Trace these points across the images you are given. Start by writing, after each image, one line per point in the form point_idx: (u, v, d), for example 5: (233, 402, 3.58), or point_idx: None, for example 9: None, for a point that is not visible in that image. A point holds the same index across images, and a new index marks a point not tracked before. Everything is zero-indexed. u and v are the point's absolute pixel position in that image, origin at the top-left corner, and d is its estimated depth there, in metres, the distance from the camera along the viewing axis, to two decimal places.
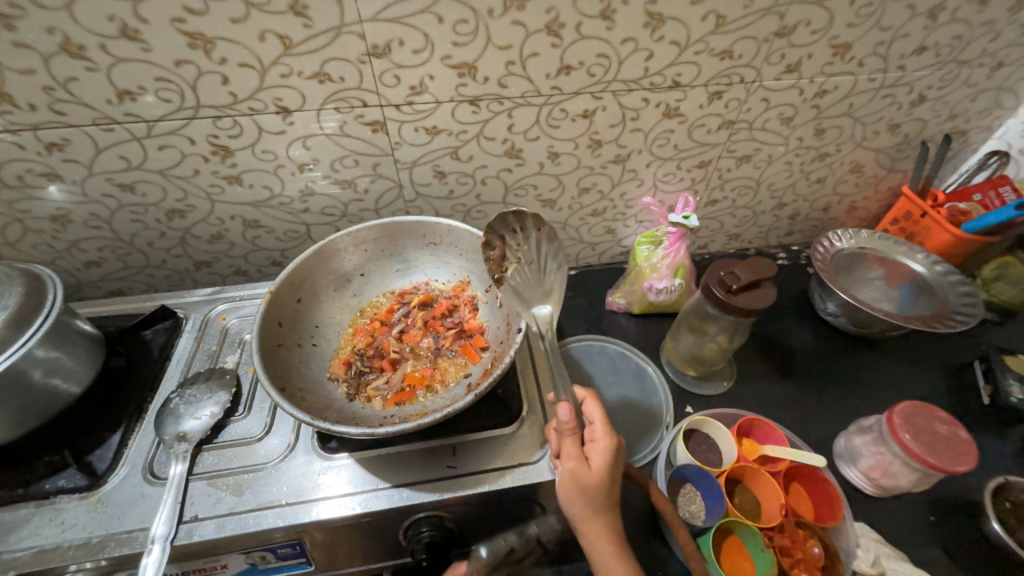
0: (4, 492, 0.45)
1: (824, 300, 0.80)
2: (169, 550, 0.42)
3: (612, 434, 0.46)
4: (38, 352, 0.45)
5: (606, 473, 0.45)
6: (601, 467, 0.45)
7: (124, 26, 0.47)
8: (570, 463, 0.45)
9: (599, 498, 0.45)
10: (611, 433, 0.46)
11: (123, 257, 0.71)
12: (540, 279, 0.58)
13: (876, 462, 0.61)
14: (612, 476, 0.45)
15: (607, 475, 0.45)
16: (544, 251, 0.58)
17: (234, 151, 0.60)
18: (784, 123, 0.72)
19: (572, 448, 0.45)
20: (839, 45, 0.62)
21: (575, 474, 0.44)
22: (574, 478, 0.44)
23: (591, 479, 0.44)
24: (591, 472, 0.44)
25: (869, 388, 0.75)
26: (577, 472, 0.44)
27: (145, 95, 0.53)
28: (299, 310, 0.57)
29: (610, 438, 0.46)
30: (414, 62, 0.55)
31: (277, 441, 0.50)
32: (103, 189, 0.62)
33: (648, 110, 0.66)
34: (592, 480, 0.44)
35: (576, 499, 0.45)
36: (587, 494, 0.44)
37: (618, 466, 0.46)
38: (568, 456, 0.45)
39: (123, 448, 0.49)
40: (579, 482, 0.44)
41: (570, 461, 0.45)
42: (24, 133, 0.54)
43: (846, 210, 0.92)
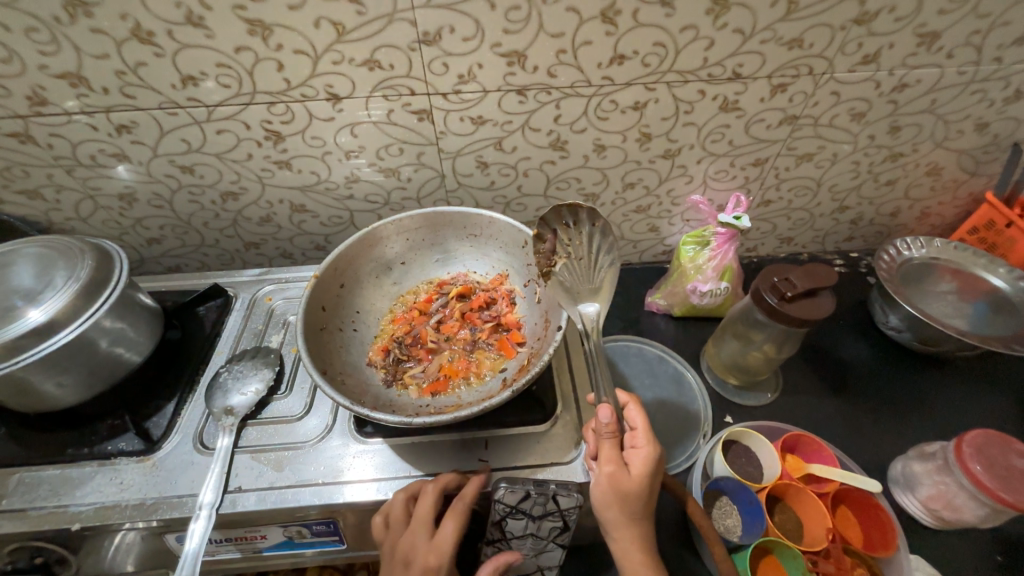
0: (72, 450, 0.49)
1: (886, 313, 0.74)
2: (215, 517, 0.44)
3: (654, 442, 0.45)
4: (105, 323, 0.47)
5: (647, 480, 0.43)
6: (641, 475, 0.43)
7: (190, 12, 0.49)
8: (609, 465, 0.43)
9: (637, 505, 0.43)
10: (653, 441, 0.45)
11: (181, 236, 0.75)
12: (590, 273, 0.57)
13: (937, 492, 0.57)
14: (651, 485, 0.44)
15: (648, 483, 0.43)
16: (597, 245, 0.58)
17: (285, 136, 0.62)
18: (854, 119, 0.66)
19: (611, 452, 0.44)
20: (926, 34, 0.57)
21: (613, 479, 0.43)
22: (611, 483, 0.43)
23: (630, 485, 0.43)
24: (630, 478, 0.43)
25: (933, 410, 0.69)
26: (616, 477, 0.43)
27: (206, 81, 0.55)
28: (342, 294, 0.58)
29: (652, 447, 0.45)
30: (463, 49, 0.54)
31: (316, 422, 0.52)
32: (165, 170, 0.65)
33: (703, 103, 0.62)
34: (631, 486, 0.43)
35: (609, 503, 0.43)
36: (624, 500, 0.43)
37: (658, 477, 0.45)
38: (607, 460, 0.44)
39: (176, 417, 0.52)
40: (617, 488, 0.43)
41: (609, 465, 0.43)
42: (98, 115, 0.58)
43: (918, 216, 0.84)
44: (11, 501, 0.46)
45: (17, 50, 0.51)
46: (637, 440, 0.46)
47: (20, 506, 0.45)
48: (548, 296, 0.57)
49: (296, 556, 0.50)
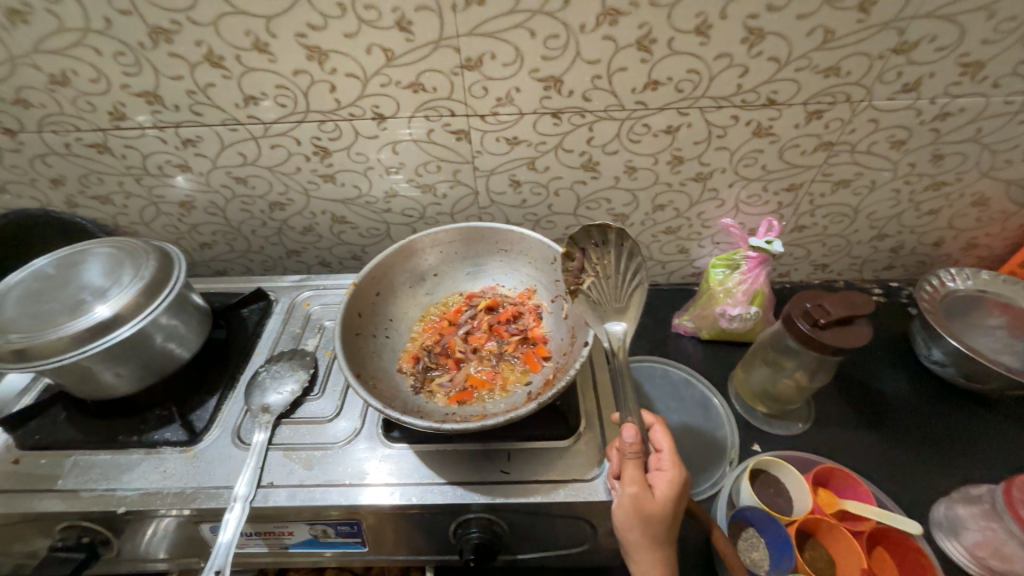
0: (123, 437, 0.52)
1: (928, 346, 0.71)
2: (248, 509, 0.46)
3: (680, 466, 0.45)
4: (162, 319, 0.51)
5: (671, 503, 0.43)
6: (665, 498, 0.43)
7: (257, 39, 0.54)
8: (633, 484, 0.43)
9: (662, 526, 0.43)
10: (679, 464, 0.45)
11: (230, 242, 0.80)
12: (617, 290, 0.58)
13: (985, 539, 0.53)
14: (674, 509, 0.44)
15: (672, 507, 0.43)
16: (624, 266, 0.58)
17: (332, 152, 0.66)
18: (893, 147, 0.66)
19: (637, 471, 0.44)
20: (969, 64, 0.56)
21: (638, 497, 0.42)
22: (636, 502, 0.42)
23: (655, 507, 0.43)
24: (655, 500, 0.43)
25: (981, 452, 0.65)
26: (640, 498, 0.43)
27: (265, 100, 0.60)
28: (377, 302, 0.60)
29: (678, 470, 0.45)
30: (503, 74, 0.57)
31: (345, 424, 0.54)
32: (222, 181, 0.70)
33: (736, 128, 0.63)
34: (656, 509, 0.43)
35: (632, 524, 0.43)
36: (648, 524, 0.42)
37: (683, 502, 0.45)
38: (632, 477, 0.43)
39: (217, 411, 0.55)
40: (642, 509, 0.42)
41: (635, 484, 0.43)
42: (168, 130, 0.63)
43: (963, 247, 0.81)
44: (66, 482, 0.49)
45: (106, 71, 0.57)
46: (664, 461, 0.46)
47: (74, 487, 0.48)
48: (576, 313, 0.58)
49: (318, 555, 0.51)
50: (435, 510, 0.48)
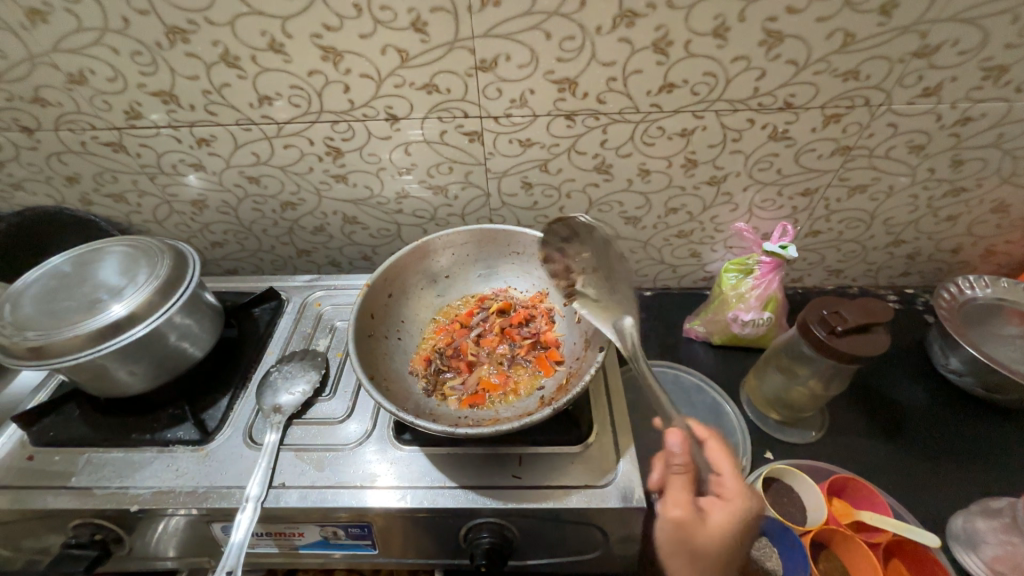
0: (136, 435, 0.52)
1: (945, 354, 0.70)
2: (259, 510, 0.46)
3: (733, 492, 0.46)
4: (175, 318, 0.51)
5: (722, 534, 0.44)
6: (714, 523, 0.44)
7: (272, 40, 0.54)
8: (678, 509, 0.45)
9: (712, 555, 0.44)
10: (732, 489, 0.46)
11: (242, 241, 0.80)
12: (611, 282, 0.58)
13: (1004, 553, 0.53)
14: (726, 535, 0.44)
15: (724, 538, 0.44)
16: (600, 250, 0.59)
17: (345, 153, 0.66)
18: (912, 152, 0.65)
19: (682, 496, 0.45)
20: (992, 68, 0.55)
21: (682, 523, 0.45)
22: (680, 527, 0.45)
23: (702, 535, 0.44)
24: (703, 528, 0.45)
25: (1000, 464, 0.64)
26: (684, 517, 0.45)
27: (279, 100, 0.60)
28: (390, 303, 0.60)
29: (733, 497, 0.45)
30: (517, 76, 0.57)
31: (356, 426, 0.53)
32: (235, 181, 0.70)
33: (752, 131, 0.62)
34: (702, 538, 0.44)
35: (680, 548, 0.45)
36: (695, 551, 0.44)
37: (742, 533, 0.45)
38: (675, 503, 0.45)
39: (229, 411, 0.55)
40: (685, 527, 0.44)
41: (679, 509, 0.45)
42: (183, 129, 0.64)
43: (982, 254, 0.79)
44: (79, 479, 0.49)
45: (122, 71, 0.57)
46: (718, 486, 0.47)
47: (87, 485, 0.49)
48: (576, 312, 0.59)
49: (328, 557, 0.51)
50: (445, 514, 0.47)
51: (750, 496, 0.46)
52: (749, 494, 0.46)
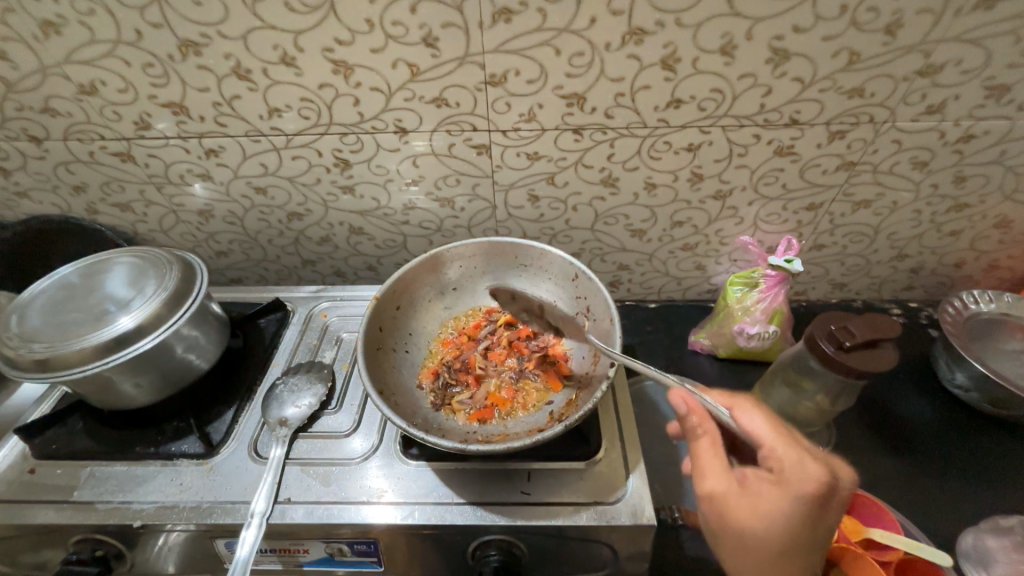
0: (140, 449, 0.51)
1: (951, 369, 0.70)
2: (265, 527, 0.45)
3: (779, 455, 0.41)
4: (183, 330, 0.51)
5: (776, 511, 0.38)
6: (751, 488, 0.40)
7: (284, 53, 0.55)
8: (717, 483, 0.41)
9: (767, 538, 0.39)
10: (778, 452, 0.41)
11: (246, 251, 0.80)
12: (582, 285, 0.60)
13: (1017, 570, 0.53)
14: (772, 505, 0.39)
15: (776, 511, 0.39)
16: (548, 262, 0.63)
17: (353, 164, 0.66)
18: (916, 168, 0.65)
19: (720, 467, 0.42)
20: (995, 87, 0.56)
21: (723, 498, 0.40)
22: (721, 503, 0.40)
23: (750, 511, 0.39)
24: (747, 502, 0.40)
25: (1008, 481, 0.63)
26: (719, 485, 0.41)
27: (289, 112, 0.60)
28: (397, 316, 0.60)
29: (778, 462, 0.40)
30: (526, 91, 0.58)
31: (362, 441, 0.53)
32: (242, 191, 0.70)
33: (758, 146, 0.63)
34: (750, 514, 0.39)
35: (727, 530, 0.40)
36: (744, 531, 0.39)
37: (803, 511, 0.38)
38: (714, 475, 0.41)
39: (234, 423, 0.54)
40: (722, 497, 0.40)
41: (719, 481, 0.41)
42: (192, 140, 0.64)
43: (984, 268, 0.80)
44: (81, 493, 0.48)
45: (134, 82, 0.58)
46: (764, 456, 0.42)
47: (89, 499, 0.48)
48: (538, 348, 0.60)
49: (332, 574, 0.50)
50: (453, 531, 0.47)
51: (807, 463, 0.39)
52: (804, 460, 0.40)
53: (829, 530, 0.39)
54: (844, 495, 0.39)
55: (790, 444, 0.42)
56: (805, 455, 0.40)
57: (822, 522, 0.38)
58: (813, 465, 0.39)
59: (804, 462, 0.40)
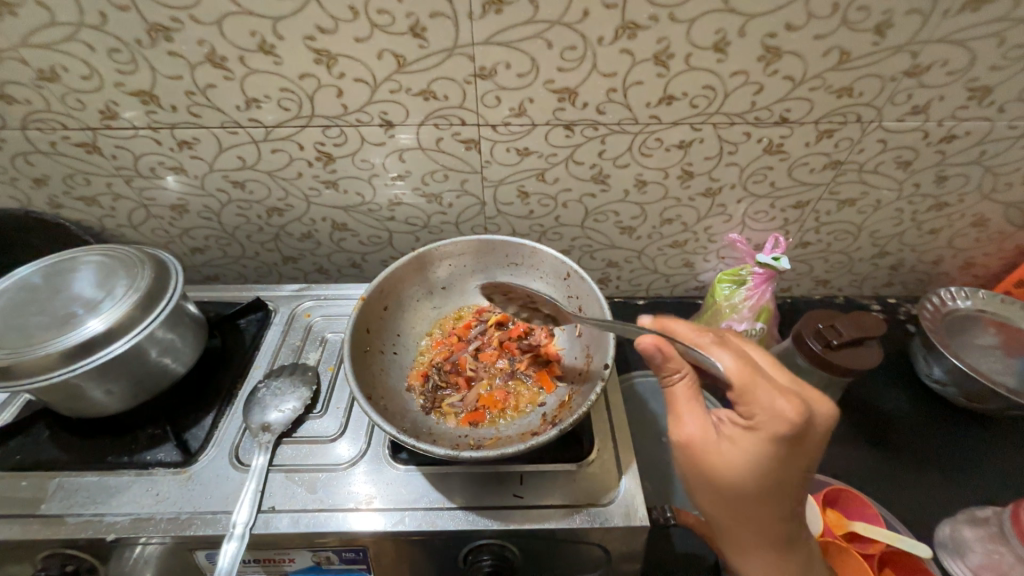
0: (112, 458, 0.49)
1: (929, 364, 0.72)
2: (248, 538, 0.44)
3: (753, 400, 0.39)
4: (157, 333, 0.48)
5: (749, 452, 0.39)
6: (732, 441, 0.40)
7: (262, 41, 0.52)
8: (695, 428, 0.41)
9: (739, 477, 0.39)
10: (755, 400, 0.39)
11: (223, 247, 0.77)
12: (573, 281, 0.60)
13: (989, 561, 0.54)
14: (747, 451, 0.39)
15: (751, 456, 0.39)
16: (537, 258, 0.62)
17: (336, 158, 0.64)
18: (900, 168, 0.66)
19: (698, 411, 0.41)
20: (978, 88, 0.57)
21: (699, 443, 0.40)
22: (698, 449, 0.40)
23: (726, 453, 0.40)
24: (722, 447, 0.40)
25: (980, 472, 0.66)
26: (697, 435, 0.41)
27: (268, 103, 0.57)
28: (385, 316, 0.58)
29: (756, 407, 0.39)
30: (517, 84, 0.56)
31: (349, 446, 0.51)
32: (218, 185, 0.67)
33: (748, 144, 0.63)
34: (726, 458, 0.40)
35: (701, 473, 0.41)
36: (719, 475, 0.40)
37: (774, 450, 0.38)
38: (690, 420, 0.41)
39: (213, 430, 0.52)
40: (697, 445, 0.40)
41: (695, 426, 0.41)
42: (163, 131, 0.61)
43: (960, 266, 0.82)
44: (49, 506, 0.46)
45: (98, 68, 0.54)
46: (737, 395, 0.40)
47: (58, 512, 0.45)
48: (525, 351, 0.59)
49: None
50: (445, 536, 0.46)
51: (780, 402, 0.38)
52: (777, 397, 0.38)
53: (799, 464, 0.39)
54: (813, 430, 0.38)
55: (761, 378, 0.39)
56: (779, 391, 0.38)
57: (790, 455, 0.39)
58: (787, 402, 0.38)
59: (779, 401, 0.38)
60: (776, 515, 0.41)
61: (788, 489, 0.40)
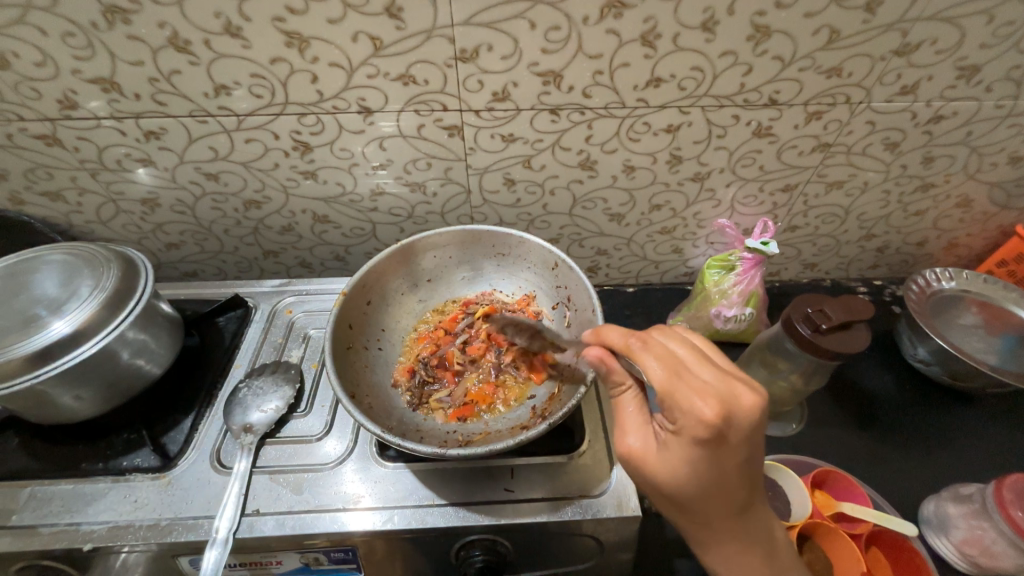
0: (86, 465, 0.47)
1: (914, 345, 0.73)
2: (231, 542, 0.42)
3: (674, 405, 0.36)
4: (128, 334, 0.46)
5: (684, 459, 0.37)
6: (670, 450, 0.37)
7: (228, 23, 0.49)
8: (637, 439, 0.40)
9: (682, 485, 0.37)
10: (676, 405, 0.36)
11: (200, 242, 0.74)
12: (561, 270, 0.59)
13: (972, 537, 0.55)
14: (682, 459, 0.37)
15: (689, 463, 0.37)
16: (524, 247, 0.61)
17: (313, 147, 0.61)
18: (888, 149, 0.66)
19: (639, 423, 0.40)
20: (966, 67, 0.56)
21: (640, 456, 0.39)
22: (639, 461, 0.39)
23: (666, 463, 0.38)
24: (663, 458, 0.38)
25: (963, 449, 0.67)
26: (637, 448, 0.39)
27: (238, 90, 0.55)
28: (368, 312, 0.57)
29: (678, 413, 0.36)
30: (500, 68, 0.54)
31: (335, 445, 0.50)
32: (190, 177, 0.64)
33: (737, 128, 0.62)
34: (667, 469, 0.38)
35: (651, 486, 0.40)
36: (662, 486, 0.38)
37: (709, 453, 0.36)
38: (629, 433, 0.40)
39: (193, 432, 0.50)
40: (639, 458, 0.39)
41: (635, 438, 0.40)
42: (127, 121, 0.57)
43: (945, 246, 0.83)
44: (21, 517, 0.44)
45: (52, 54, 0.50)
46: (660, 400, 0.37)
47: (30, 523, 0.44)
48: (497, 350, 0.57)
49: None
50: (436, 533, 0.45)
51: (696, 405, 0.35)
52: (694, 400, 0.35)
53: (741, 460, 0.36)
54: (742, 425, 0.35)
55: (682, 379, 0.36)
56: (697, 393, 0.35)
57: (728, 455, 0.36)
58: (704, 404, 0.35)
59: (697, 404, 0.35)
60: (735, 513, 0.39)
61: (738, 486, 0.37)
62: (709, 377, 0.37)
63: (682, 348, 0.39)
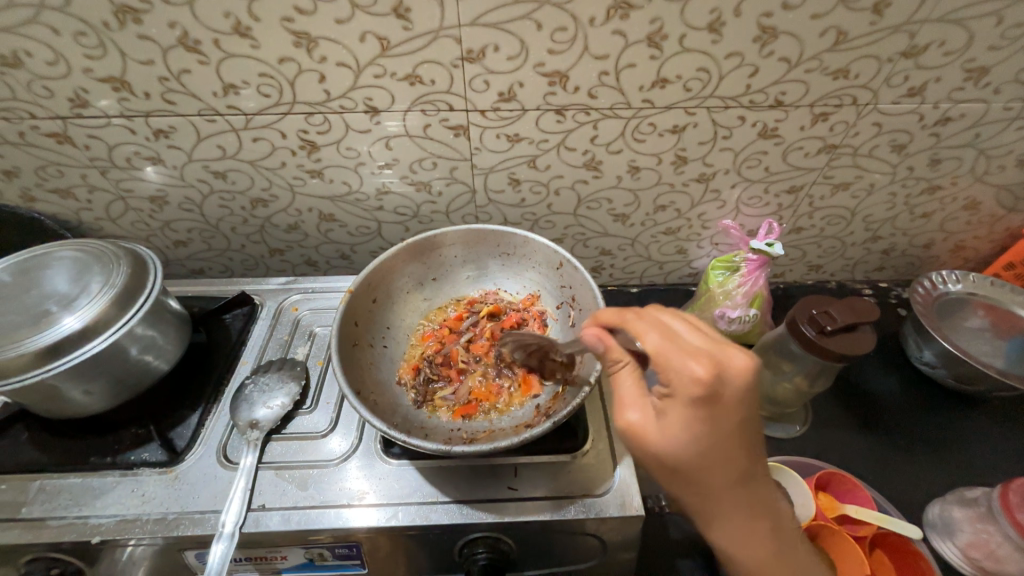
0: (95, 459, 0.48)
1: (920, 347, 0.72)
2: (238, 537, 0.43)
3: (672, 372, 0.36)
4: (136, 330, 0.47)
5: (685, 427, 0.36)
6: (670, 421, 0.37)
7: (238, 23, 0.49)
8: (636, 413, 0.39)
9: (684, 456, 0.37)
10: (673, 371, 0.36)
11: (207, 240, 0.75)
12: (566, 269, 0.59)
13: (978, 540, 0.55)
14: (682, 428, 0.36)
15: (689, 431, 0.36)
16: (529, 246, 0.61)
17: (320, 146, 0.61)
18: (894, 151, 0.65)
19: (637, 398, 0.39)
20: (974, 69, 0.56)
21: (640, 430, 0.38)
22: (640, 435, 0.38)
23: (666, 435, 0.37)
24: (663, 429, 0.37)
25: (968, 452, 0.67)
26: (637, 422, 0.38)
27: (246, 89, 0.55)
28: (374, 309, 0.57)
29: (676, 379, 0.36)
30: (506, 68, 0.54)
31: (340, 442, 0.51)
32: (198, 175, 0.65)
33: (742, 129, 0.62)
34: (668, 441, 0.37)
35: (653, 461, 0.38)
36: (663, 458, 0.37)
37: (708, 419, 0.35)
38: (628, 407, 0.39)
39: (200, 428, 0.51)
40: (640, 432, 0.38)
41: (634, 412, 0.39)
42: (137, 119, 0.58)
43: (951, 249, 0.82)
44: (31, 510, 0.45)
45: (64, 53, 0.51)
46: (658, 370, 0.37)
47: (40, 516, 0.44)
48: (500, 350, 0.57)
49: None
50: (439, 530, 0.45)
51: (694, 368, 0.35)
52: (689, 361, 0.35)
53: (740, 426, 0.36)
54: (739, 388, 0.35)
55: (678, 346, 0.36)
56: (692, 355, 0.35)
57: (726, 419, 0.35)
58: (702, 367, 0.35)
59: (694, 367, 0.35)
60: (739, 486, 0.38)
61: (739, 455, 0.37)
62: (701, 341, 0.37)
63: (674, 318, 0.40)
